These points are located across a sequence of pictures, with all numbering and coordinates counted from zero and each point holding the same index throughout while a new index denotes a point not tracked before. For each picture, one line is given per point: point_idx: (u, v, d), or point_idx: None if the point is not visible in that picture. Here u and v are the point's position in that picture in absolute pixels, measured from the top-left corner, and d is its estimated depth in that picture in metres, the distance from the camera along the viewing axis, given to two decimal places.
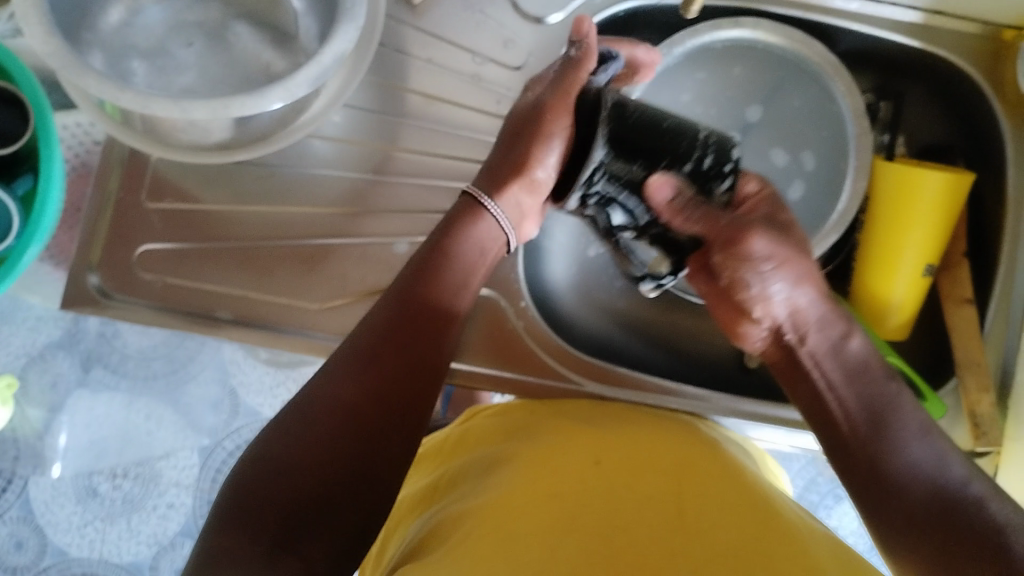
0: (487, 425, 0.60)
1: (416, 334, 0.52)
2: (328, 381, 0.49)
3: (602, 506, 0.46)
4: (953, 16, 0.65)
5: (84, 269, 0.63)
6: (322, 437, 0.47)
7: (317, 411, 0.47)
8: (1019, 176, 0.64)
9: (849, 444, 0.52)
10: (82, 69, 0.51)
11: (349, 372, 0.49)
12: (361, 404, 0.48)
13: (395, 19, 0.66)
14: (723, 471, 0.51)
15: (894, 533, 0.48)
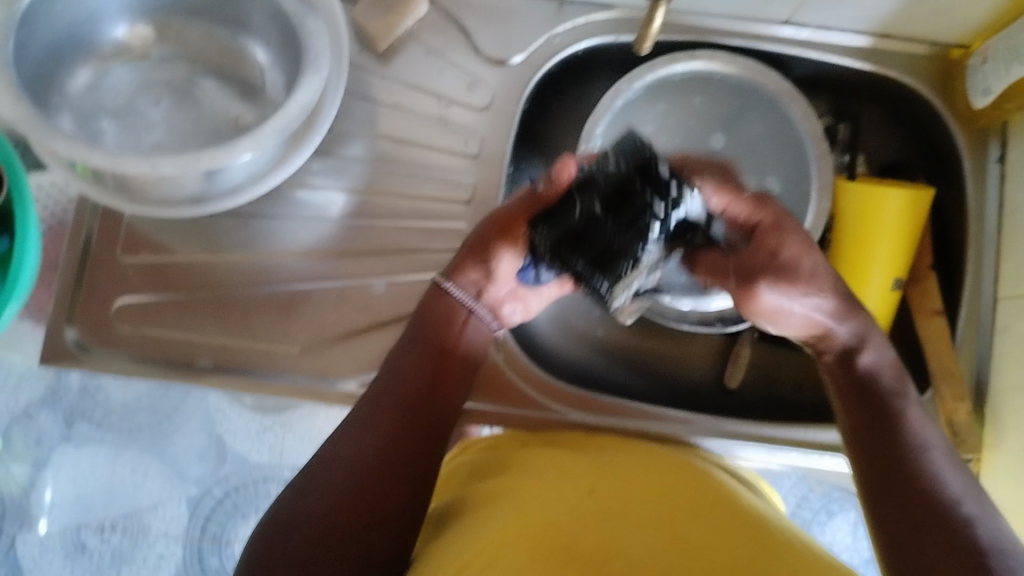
0: (479, 459, 0.61)
1: (429, 362, 0.56)
2: (356, 433, 0.51)
3: (596, 532, 0.47)
4: (901, 38, 0.67)
5: (63, 326, 0.63)
6: (329, 490, 0.49)
7: (324, 471, 0.50)
8: (976, 188, 0.66)
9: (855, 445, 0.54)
10: (52, 133, 0.51)
11: (355, 434, 0.51)
12: (360, 460, 0.50)
13: (361, 68, 0.67)
14: (711, 495, 0.52)
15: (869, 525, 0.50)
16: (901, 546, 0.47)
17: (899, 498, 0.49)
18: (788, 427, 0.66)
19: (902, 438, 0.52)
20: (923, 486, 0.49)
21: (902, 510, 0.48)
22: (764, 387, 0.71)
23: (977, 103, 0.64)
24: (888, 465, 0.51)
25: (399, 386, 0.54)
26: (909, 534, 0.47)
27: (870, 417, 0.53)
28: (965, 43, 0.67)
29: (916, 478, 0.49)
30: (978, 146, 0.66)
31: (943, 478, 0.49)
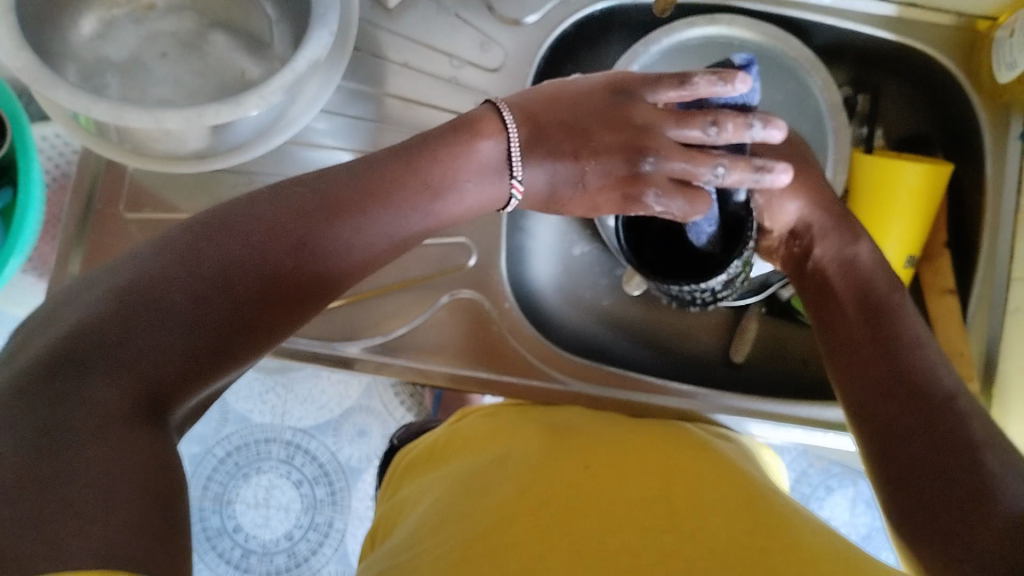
0: (474, 426, 0.60)
1: (282, 236, 0.41)
2: (215, 238, 0.39)
3: (587, 509, 0.47)
4: (925, 8, 0.66)
5: (62, 282, 0.61)
6: (201, 282, 0.37)
7: (189, 253, 0.37)
8: (996, 164, 0.64)
9: (856, 338, 0.51)
10: (55, 82, 0.50)
11: (262, 277, 0.40)
12: (228, 270, 0.38)
13: (372, 25, 0.65)
14: (715, 471, 0.51)
15: (882, 427, 0.46)
16: (892, 439, 0.45)
17: (886, 391, 0.47)
18: (791, 405, 0.65)
19: (898, 335, 0.49)
20: (915, 386, 0.46)
21: (881, 402, 0.47)
22: (768, 361, 0.70)
23: (1001, 78, 0.63)
24: (873, 359, 0.49)
25: (355, 194, 0.46)
26: (902, 429, 0.45)
27: (860, 309, 0.52)
28: (991, 14, 0.65)
29: (909, 377, 0.47)
30: (1000, 120, 0.65)
31: (935, 377, 0.46)
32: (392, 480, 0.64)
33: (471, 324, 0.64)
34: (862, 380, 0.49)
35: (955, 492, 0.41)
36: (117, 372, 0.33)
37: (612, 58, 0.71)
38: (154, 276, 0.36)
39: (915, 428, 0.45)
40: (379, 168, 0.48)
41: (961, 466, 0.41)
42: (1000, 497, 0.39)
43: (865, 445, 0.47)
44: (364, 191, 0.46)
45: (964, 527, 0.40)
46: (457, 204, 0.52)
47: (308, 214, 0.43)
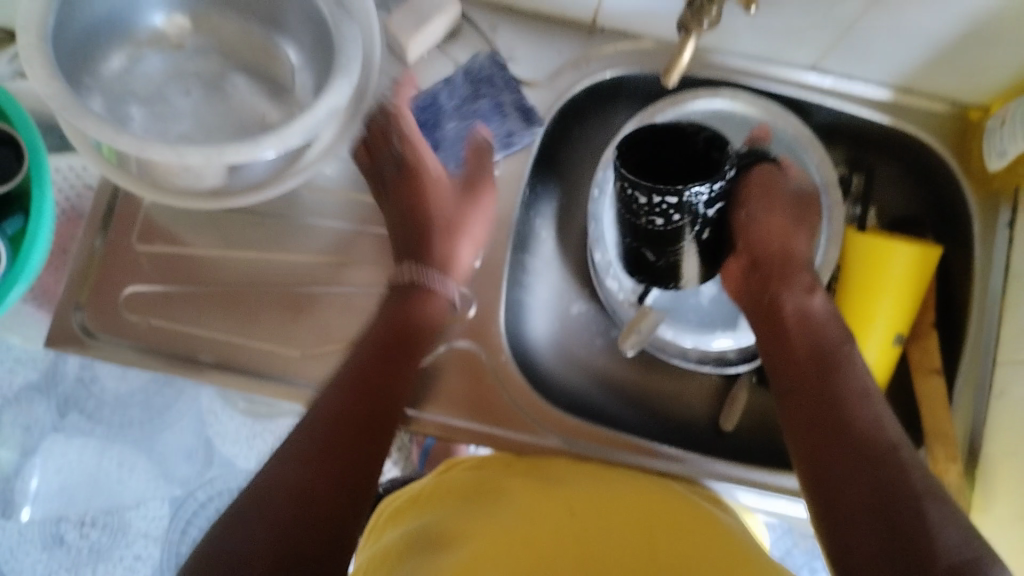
0: (458, 477, 0.61)
1: (369, 407, 0.54)
2: (296, 463, 0.49)
3: (573, 558, 0.47)
4: (921, 94, 0.69)
5: (70, 308, 0.63)
6: (291, 517, 0.47)
7: (271, 490, 0.48)
8: (984, 249, 0.67)
9: (807, 384, 0.55)
10: (83, 111, 0.52)
11: (300, 460, 0.49)
12: (315, 484, 0.48)
13: (389, 78, 0.68)
14: (707, 527, 0.52)
15: (824, 468, 0.50)
16: (831, 486, 0.49)
17: (838, 447, 0.50)
18: (781, 475, 0.65)
19: (842, 385, 0.54)
20: (871, 443, 0.50)
21: (833, 451, 0.50)
22: (757, 430, 0.71)
23: (992, 165, 0.65)
24: (822, 413, 0.53)
25: (358, 391, 0.55)
26: (847, 481, 0.48)
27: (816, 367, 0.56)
28: (983, 104, 0.68)
29: (860, 434, 0.50)
30: (988, 206, 0.67)
31: (877, 425, 0.51)
32: (374, 530, 0.63)
33: (468, 375, 0.65)
34: (816, 427, 0.53)
35: (898, 536, 0.44)
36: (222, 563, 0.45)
37: (619, 124, 0.74)
38: (222, 536, 0.46)
39: (859, 475, 0.48)
40: (389, 321, 0.60)
41: (903, 515, 0.45)
42: (930, 536, 0.44)
43: (815, 500, 0.50)
44: (387, 366, 0.57)
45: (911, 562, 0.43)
46: (435, 313, 0.63)
47: (356, 407, 0.53)
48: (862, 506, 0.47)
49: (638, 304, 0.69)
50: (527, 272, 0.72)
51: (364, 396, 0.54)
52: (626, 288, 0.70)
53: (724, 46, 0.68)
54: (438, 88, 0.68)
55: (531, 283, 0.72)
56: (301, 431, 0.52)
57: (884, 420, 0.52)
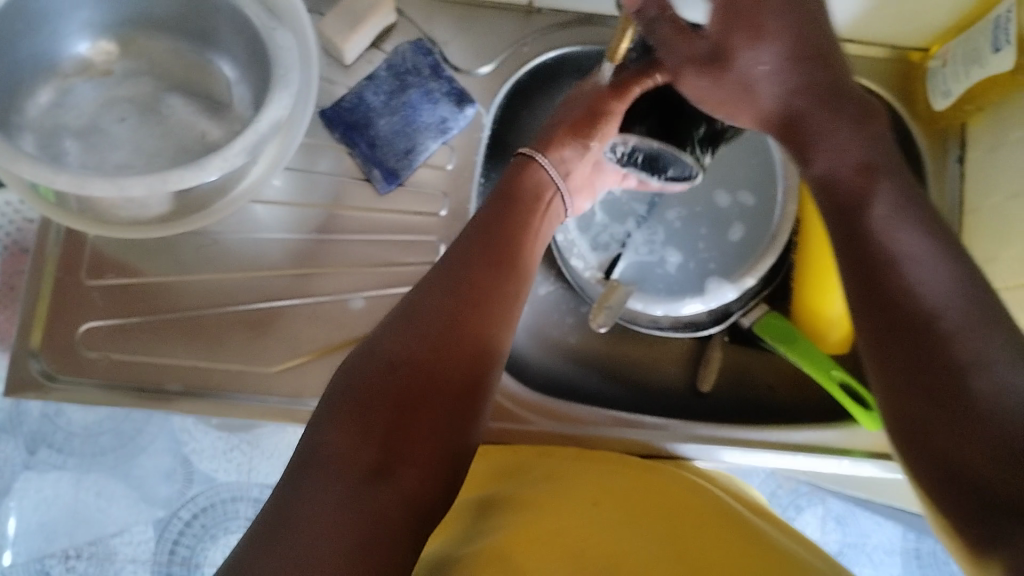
0: (475, 467, 0.62)
1: (486, 253, 0.56)
2: (425, 319, 0.51)
3: (606, 539, 0.48)
4: (861, 42, 0.69)
5: (26, 356, 0.61)
6: (423, 358, 0.49)
7: (412, 315, 0.51)
8: (938, 188, 0.67)
9: (864, 218, 0.48)
10: (14, 154, 0.50)
11: (442, 285, 0.53)
12: (446, 312, 0.52)
13: (329, 81, 0.67)
14: (710, 506, 0.53)
15: (879, 350, 0.45)
16: (892, 373, 0.44)
17: (895, 363, 0.43)
18: (761, 430, 0.66)
19: (875, 248, 0.46)
20: (909, 316, 0.44)
21: (892, 349, 0.44)
22: (736, 388, 0.72)
23: (938, 105, 0.66)
24: (860, 271, 0.47)
25: (483, 237, 0.56)
26: (908, 377, 0.43)
27: (849, 260, 0.47)
28: (924, 46, 0.68)
29: (902, 304, 0.44)
30: (938, 145, 0.68)
31: (920, 285, 0.44)
32: None
33: None
34: (874, 304, 0.45)
35: (957, 410, 0.40)
36: (359, 398, 0.47)
37: None
38: (361, 362, 0.49)
39: (894, 358, 0.44)
40: (489, 238, 0.56)
41: (944, 385, 0.41)
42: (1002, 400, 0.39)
43: (890, 429, 0.44)
44: (491, 258, 0.55)
45: (989, 444, 0.39)
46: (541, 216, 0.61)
47: (458, 328, 0.51)
48: (909, 379, 0.43)
49: (605, 280, 0.69)
50: None
51: (469, 302, 0.53)
52: (590, 265, 0.70)
53: None
54: (362, 86, 0.66)
55: None
56: (439, 278, 0.53)
57: (913, 232, 0.46)
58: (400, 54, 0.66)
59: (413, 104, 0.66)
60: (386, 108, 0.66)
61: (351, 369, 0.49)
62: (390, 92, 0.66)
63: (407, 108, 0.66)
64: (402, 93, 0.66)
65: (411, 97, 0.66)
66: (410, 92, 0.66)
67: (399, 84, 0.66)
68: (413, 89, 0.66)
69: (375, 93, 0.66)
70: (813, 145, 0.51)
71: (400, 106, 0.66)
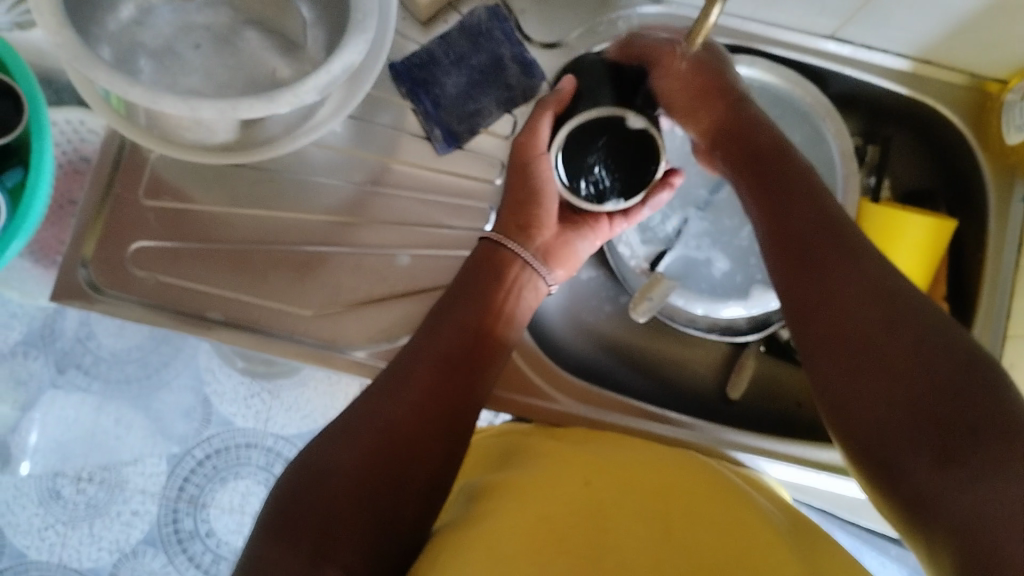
0: (487, 446, 0.62)
1: (456, 338, 0.56)
2: (388, 404, 0.51)
3: (596, 530, 0.47)
4: (940, 66, 0.68)
5: (76, 264, 0.62)
6: (380, 452, 0.49)
7: (367, 411, 0.51)
8: (999, 222, 0.66)
9: (780, 181, 0.54)
10: (93, 62, 0.51)
11: (404, 378, 0.53)
12: (407, 404, 0.52)
13: (403, 36, 0.67)
14: (723, 492, 0.53)
15: (848, 315, 0.46)
16: (838, 310, 0.46)
17: (828, 324, 0.47)
18: (788, 444, 0.66)
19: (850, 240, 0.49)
20: (901, 313, 0.44)
21: (858, 305, 0.45)
22: (764, 401, 0.71)
23: (1010, 139, 0.65)
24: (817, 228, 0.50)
25: (448, 328, 0.56)
26: (873, 323, 0.44)
27: (812, 266, 0.49)
28: (1004, 78, 0.67)
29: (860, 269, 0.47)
30: (1005, 179, 0.67)
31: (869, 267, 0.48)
32: None
33: None
34: (831, 278, 0.48)
35: (965, 376, 0.40)
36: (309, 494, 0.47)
37: None
38: (315, 454, 0.49)
39: (874, 323, 0.44)
40: (456, 320, 0.57)
41: (935, 349, 0.42)
42: (989, 385, 0.40)
43: (849, 397, 0.44)
44: (465, 346, 0.56)
45: (947, 416, 0.40)
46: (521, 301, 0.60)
47: (450, 379, 0.54)
48: (877, 342, 0.44)
49: (650, 271, 0.69)
50: None
51: (431, 392, 0.53)
52: (637, 255, 0.69)
53: (743, 11, 0.66)
54: (434, 45, 0.66)
55: None
56: (405, 369, 0.53)
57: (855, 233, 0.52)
58: (472, 18, 0.66)
59: (481, 68, 0.67)
60: (455, 69, 0.66)
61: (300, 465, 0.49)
62: (460, 54, 0.66)
63: (475, 71, 0.66)
64: (472, 57, 0.66)
65: (481, 61, 0.66)
66: (480, 56, 0.66)
67: (470, 47, 0.66)
68: (483, 54, 0.66)
69: (446, 53, 0.66)
70: (751, 135, 0.58)
71: (469, 68, 0.66)
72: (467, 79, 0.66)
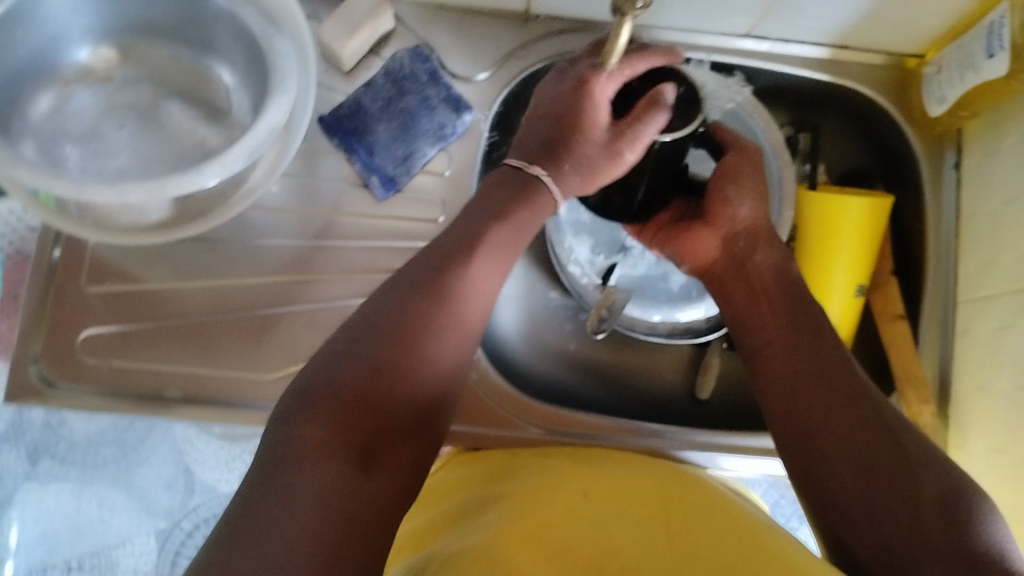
0: (457, 475, 0.61)
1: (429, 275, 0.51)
2: (360, 344, 0.47)
3: (594, 539, 0.47)
4: (857, 49, 0.69)
5: (27, 361, 0.62)
6: (356, 393, 0.45)
7: (339, 355, 0.47)
8: (934, 192, 0.68)
9: (758, 279, 0.57)
10: (13, 161, 0.50)
11: (372, 319, 0.49)
12: (376, 339, 0.48)
13: (328, 88, 0.67)
14: (703, 498, 0.53)
15: (816, 422, 0.48)
16: (808, 415, 0.49)
17: (826, 440, 0.47)
18: (759, 436, 0.66)
19: (812, 335, 0.52)
20: (871, 419, 0.47)
21: (828, 408, 0.48)
22: (732, 396, 0.72)
23: (933, 111, 0.66)
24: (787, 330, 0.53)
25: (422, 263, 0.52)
26: (842, 432, 0.47)
27: (809, 387, 0.50)
28: (920, 52, 0.69)
29: (824, 368, 0.50)
30: (933, 150, 0.68)
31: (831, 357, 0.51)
32: None
33: None
34: (802, 371, 0.51)
35: (938, 499, 0.43)
36: (295, 440, 0.42)
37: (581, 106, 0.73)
38: (293, 402, 0.44)
39: (845, 428, 0.47)
40: (426, 257, 0.53)
41: (908, 465, 0.44)
42: (970, 509, 0.42)
43: (825, 498, 0.47)
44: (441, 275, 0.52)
45: (923, 528, 0.42)
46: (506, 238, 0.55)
47: (419, 329, 0.49)
48: (851, 451, 0.46)
49: (602, 287, 0.69)
50: None
51: (406, 326, 0.49)
52: (588, 272, 0.70)
53: (658, 21, 0.67)
54: (360, 93, 0.66)
55: None
56: (375, 311, 0.49)
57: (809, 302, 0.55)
58: (398, 61, 0.67)
59: (412, 110, 0.67)
60: (385, 113, 0.66)
61: (283, 414, 0.44)
62: (389, 99, 0.66)
63: (405, 114, 0.67)
64: (402, 100, 0.67)
65: (410, 103, 0.67)
66: (410, 98, 0.67)
67: (399, 91, 0.66)
68: (412, 96, 0.67)
69: (375, 99, 0.66)
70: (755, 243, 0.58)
71: (399, 111, 0.67)
72: (397, 122, 0.67)
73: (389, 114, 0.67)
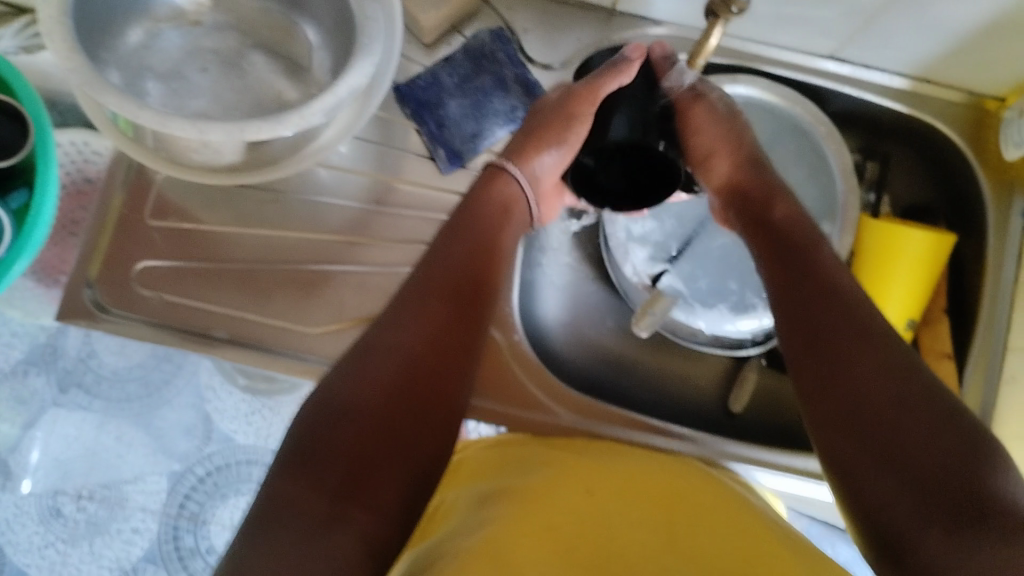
0: (478, 457, 0.62)
1: (454, 279, 0.54)
2: (392, 338, 0.49)
3: (598, 538, 0.47)
4: (939, 84, 0.68)
5: (82, 284, 0.63)
6: (385, 385, 0.47)
7: (375, 340, 0.49)
8: (998, 236, 0.67)
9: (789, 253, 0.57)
10: (102, 86, 0.51)
11: (408, 309, 0.51)
12: (408, 331, 0.50)
13: (407, 58, 0.68)
14: (719, 495, 0.54)
15: (845, 403, 0.47)
16: (836, 383, 0.48)
17: (856, 389, 0.47)
18: (790, 454, 0.66)
19: (847, 308, 0.51)
20: (902, 389, 0.45)
21: (860, 379, 0.47)
22: (766, 415, 0.72)
23: (1009, 155, 0.65)
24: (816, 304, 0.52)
25: (444, 267, 0.54)
26: (872, 402, 0.46)
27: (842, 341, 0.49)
28: (1001, 95, 0.68)
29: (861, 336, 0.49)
30: (1002, 193, 0.67)
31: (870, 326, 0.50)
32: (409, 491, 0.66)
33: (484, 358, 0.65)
34: (827, 343, 0.50)
35: (965, 478, 0.41)
36: (320, 433, 0.44)
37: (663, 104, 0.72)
38: (328, 386, 0.47)
39: (880, 398, 0.45)
40: (451, 259, 0.55)
41: (940, 439, 0.42)
42: (994, 475, 0.41)
43: (849, 468, 0.45)
44: (459, 284, 0.54)
45: (953, 505, 0.40)
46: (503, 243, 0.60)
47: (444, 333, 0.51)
48: (878, 424, 0.45)
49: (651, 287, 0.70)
50: (539, 253, 0.72)
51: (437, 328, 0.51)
52: (640, 272, 0.70)
53: (743, 32, 0.67)
54: (438, 67, 0.67)
55: (545, 264, 0.72)
56: (412, 302, 0.52)
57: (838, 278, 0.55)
58: (479, 40, 0.67)
59: (487, 89, 0.67)
60: (460, 90, 0.67)
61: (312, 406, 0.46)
62: (466, 76, 0.67)
63: (481, 92, 0.67)
64: (479, 78, 0.67)
65: (486, 81, 0.67)
66: (487, 77, 0.67)
67: (475, 69, 0.67)
68: (489, 75, 0.67)
69: (452, 75, 0.67)
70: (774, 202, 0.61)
71: (475, 89, 0.67)
72: (471, 100, 0.67)
73: (466, 91, 0.67)
